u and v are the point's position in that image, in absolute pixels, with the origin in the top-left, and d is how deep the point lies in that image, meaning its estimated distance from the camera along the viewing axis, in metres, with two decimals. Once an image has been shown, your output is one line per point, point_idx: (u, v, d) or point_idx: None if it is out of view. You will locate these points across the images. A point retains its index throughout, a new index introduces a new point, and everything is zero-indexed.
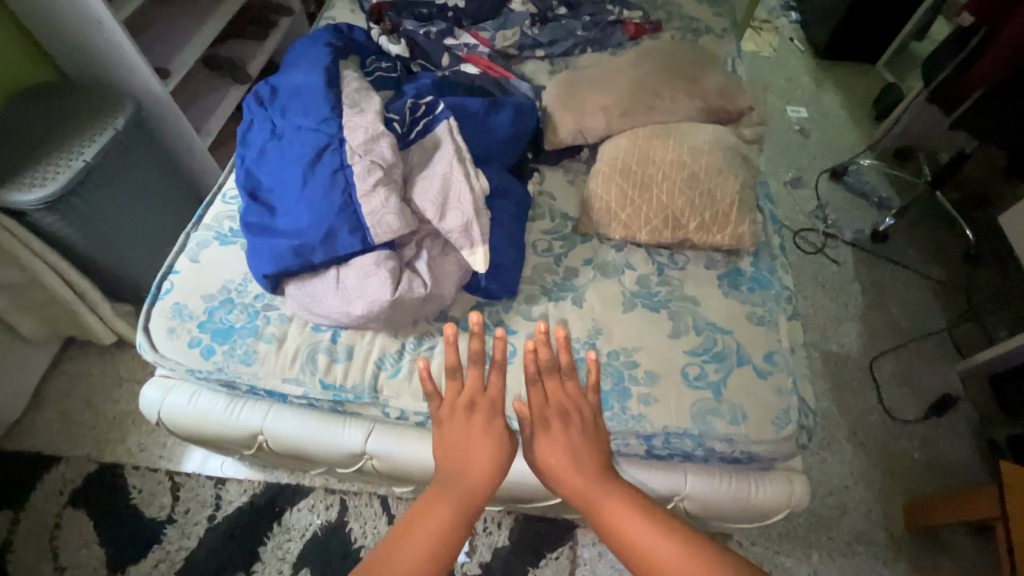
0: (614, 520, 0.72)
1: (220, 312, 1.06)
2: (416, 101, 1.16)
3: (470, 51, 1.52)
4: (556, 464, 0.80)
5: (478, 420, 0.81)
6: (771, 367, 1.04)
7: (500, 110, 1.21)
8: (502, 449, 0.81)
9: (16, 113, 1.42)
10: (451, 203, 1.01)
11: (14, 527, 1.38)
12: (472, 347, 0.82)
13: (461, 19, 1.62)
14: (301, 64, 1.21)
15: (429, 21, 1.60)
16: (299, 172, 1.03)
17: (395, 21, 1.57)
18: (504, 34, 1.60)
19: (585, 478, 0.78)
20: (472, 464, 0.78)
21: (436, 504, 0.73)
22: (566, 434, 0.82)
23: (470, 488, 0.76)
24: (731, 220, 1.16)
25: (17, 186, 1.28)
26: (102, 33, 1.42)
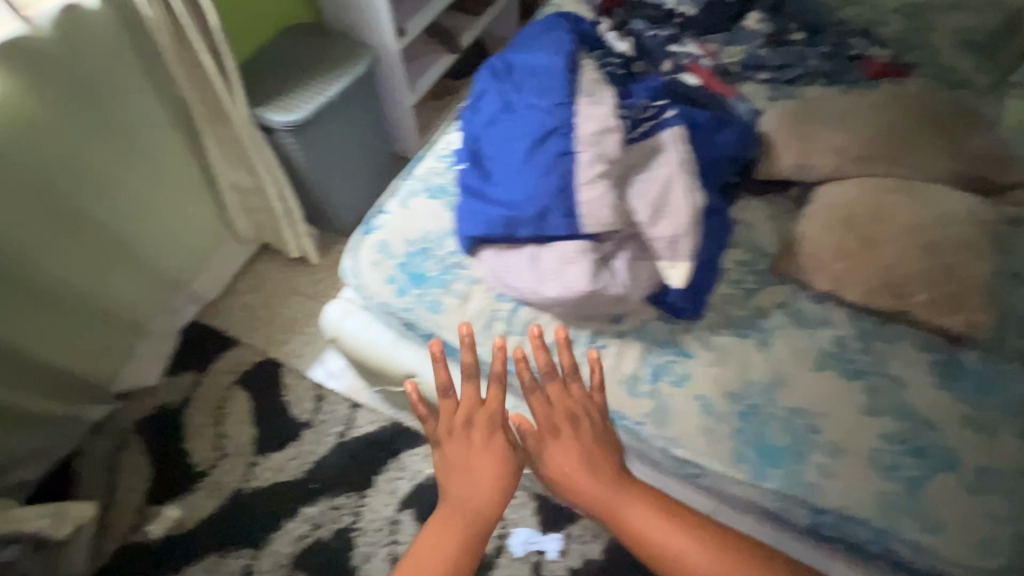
0: (626, 514, 0.89)
1: (418, 258, 1.14)
2: (644, 103, 1.14)
3: (694, 61, 1.47)
4: (569, 472, 0.91)
5: (478, 437, 0.93)
6: (985, 485, 0.89)
7: (725, 127, 1.16)
8: (506, 460, 0.93)
9: (280, 45, 1.63)
10: (665, 210, 0.98)
11: (196, 387, 1.63)
12: (465, 363, 0.94)
13: (688, 28, 1.57)
14: (540, 46, 1.25)
15: (655, 23, 1.56)
16: (524, 148, 1.07)
17: (621, 18, 1.55)
18: (732, 52, 1.52)
19: (598, 484, 0.90)
20: (479, 482, 0.91)
21: (456, 531, 0.88)
22: (568, 441, 0.93)
23: (479, 512, 0.90)
24: (969, 305, 1.01)
25: (273, 108, 1.48)
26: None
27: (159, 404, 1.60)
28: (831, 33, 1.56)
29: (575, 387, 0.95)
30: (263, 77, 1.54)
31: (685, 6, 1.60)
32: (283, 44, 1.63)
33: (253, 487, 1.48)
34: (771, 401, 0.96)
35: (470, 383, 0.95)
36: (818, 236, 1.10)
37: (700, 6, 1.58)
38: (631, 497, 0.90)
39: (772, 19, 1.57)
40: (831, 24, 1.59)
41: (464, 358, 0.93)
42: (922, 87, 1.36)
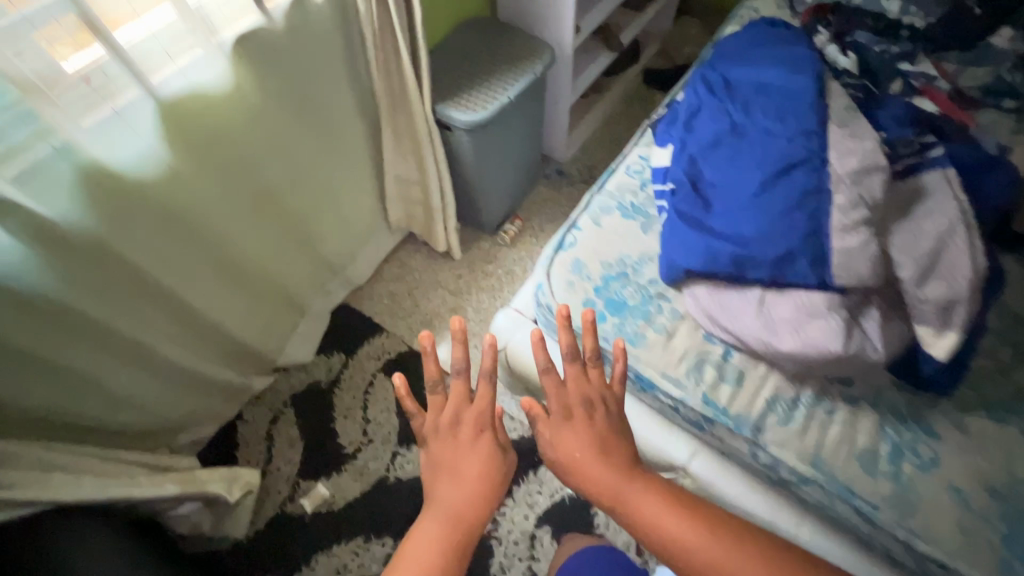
0: (635, 504, 0.78)
1: (616, 283, 1.08)
2: (899, 139, 1.00)
3: (929, 82, 1.27)
4: (580, 458, 0.80)
5: (466, 435, 0.85)
6: None
7: (995, 169, 1.00)
8: (494, 459, 0.84)
9: (457, 37, 1.59)
10: (937, 270, 0.85)
11: (344, 369, 1.68)
12: (458, 355, 0.87)
13: (918, 41, 1.37)
14: (765, 62, 1.14)
15: (879, 36, 1.38)
16: (759, 179, 0.96)
17: (840, 28, 1.38)
18: (975, 74, 1.31)
19: (610, 473, 0.79)
20: (465, 478, 0.81)
21: (440, 530, 0.77)
22: (576, 426, 0.83)
23: (466, 512, 0.79)
24: None
25: (456, 106, 1.45)
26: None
27: (312, 381, 1.67)
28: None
29: (594, 374, 0.85)
30: (443, 71, 1.52)
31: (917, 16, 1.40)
32: (463, 40, 1.58)
33: (397, 477, 1.52)
34: None
35: (461, 376, 0.88)
36: None
37: (937, 19, 1.38)
38: (641, 488, 0.79)
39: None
40: None
41: (455, 347, 0.86)
42: None
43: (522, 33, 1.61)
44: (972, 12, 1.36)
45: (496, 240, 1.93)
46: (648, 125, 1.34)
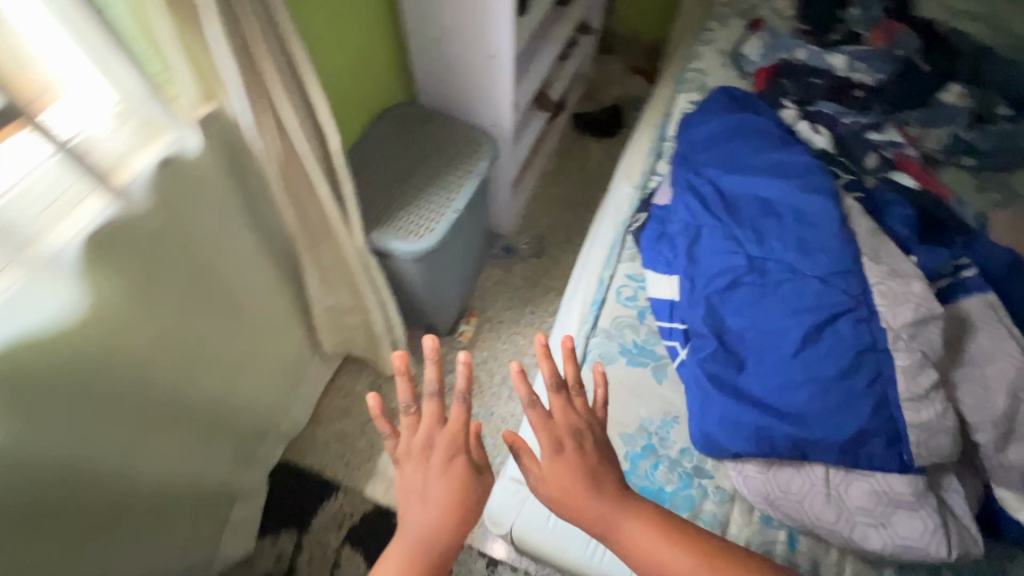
0: (615, 527, 0.74)
1: (645, 463, 0.89)
2: (925, 256, 0.89)
3: (900, 152, 1.21)
4: (570, 495, 0.74)
5: (437, 460, 0.75)
6: None
7: (1010, 273, 0.94)
8: (467, 486, 0.75)
9: (376, 136, 1.30)
10: (1017, 430, 0.75)
11: (298, 551, 1.36)
12: (432, 379, 0.76)
13: (875, 104, 1.30)
14: (759, 166, 1.00)
15: (839, 101, 1.30)
16: (800, 332, 0.81)
17: (800, 97, 1.28)
18: (935, 136, 1.27)
19: (600, 507, 0.74)
20: (434, 508, 0.73)
21: (410, 557, 0.71)
22: (565, 460, 0.75)
23: (438, 538, 0.72)
24: None
25: (395, 231, 1.19)
26: (503, 70, 1.25)
27: None
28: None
29: (583, 402, 0.79)
30: (368, 185, 1.24)
31: (867, 77, 1.34)
32: (384, 137, 1.31)
33: None
34: None
35: (433, 398, 0.78)
36: None
37: (886, 79, 1.33)
38: (623, 512, 0.74)
39: (972, 93, 1.33)
40: None
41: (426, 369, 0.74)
42: None
43: (455, 123, 1.36)
44: (917, 71, 1.33)
45: (454, 342, 1.67)
46: (627, 231, 1.16)
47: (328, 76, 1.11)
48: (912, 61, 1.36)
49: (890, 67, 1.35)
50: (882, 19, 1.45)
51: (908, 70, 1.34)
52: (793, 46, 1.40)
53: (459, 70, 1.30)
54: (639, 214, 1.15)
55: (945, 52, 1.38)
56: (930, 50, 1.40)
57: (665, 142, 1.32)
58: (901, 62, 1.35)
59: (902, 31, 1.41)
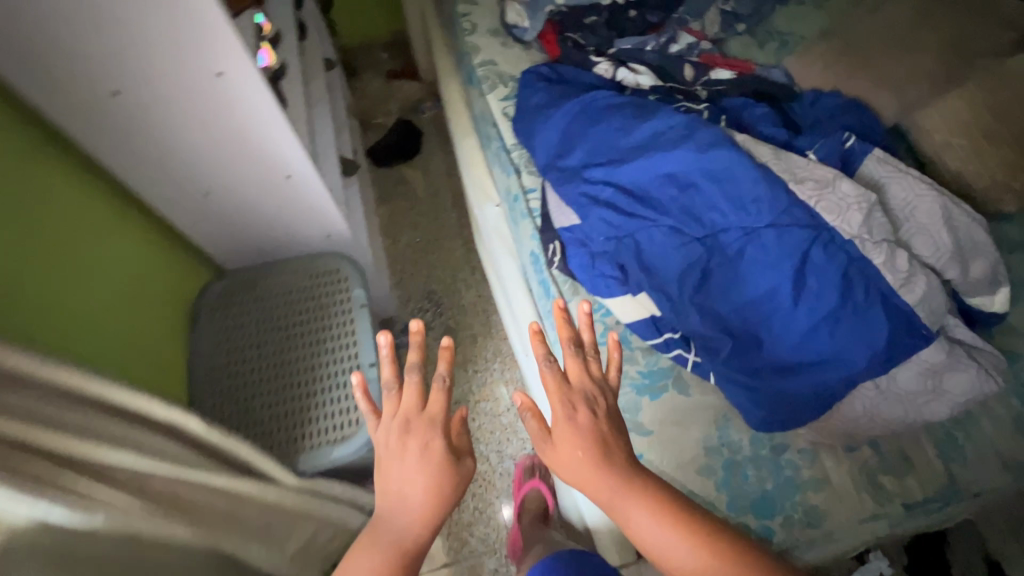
0: (629, 518, 0.61)
1: (736, 479, 0.85)
2: (815, 147, 0.93)
3: (701, 53, 1.24)
4: (583, 475, 0.64)
5: (414, 445, 0.62)
6: None
7: (854, 114, 1.04)
8: (445, 484, 0.61)
9: (215, 347, 1.03)
10: (966, 250, 0.84)
11: None
12: (413, 361, 0.65)
13: (651, 18, 1.32)
14: (637, 144, 0.94)
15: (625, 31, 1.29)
16: (790, 286, 0.80)
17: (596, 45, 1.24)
18: (706, 21, 1.34)
19: (613, 492, 0.63)
20: (409, 499, 0.60)
21: (372, 556, 0.58)
22: (577, 431, 0.65)
23: (407, 533, 0.59)
24: None
25: (324, 439, 0.96)
26: (311, 209, 1.05)
27: None
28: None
29: (595, 362, 0.70)
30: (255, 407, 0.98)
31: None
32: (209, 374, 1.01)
33: None
34: None
35: (410, 374, 0.65)
36: (975, 161, 1.06)
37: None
38: (635, 495, 0.62)
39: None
40: None
41: (407, 349, 0.66)
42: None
43: (287, 278, 1.11)
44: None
45: None
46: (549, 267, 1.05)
47: (114, 380, 0.82)
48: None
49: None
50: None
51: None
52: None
53: (248, 212, 1.02)
54: (550, 244, 1.04)
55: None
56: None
57: (513, 153, 1.20)
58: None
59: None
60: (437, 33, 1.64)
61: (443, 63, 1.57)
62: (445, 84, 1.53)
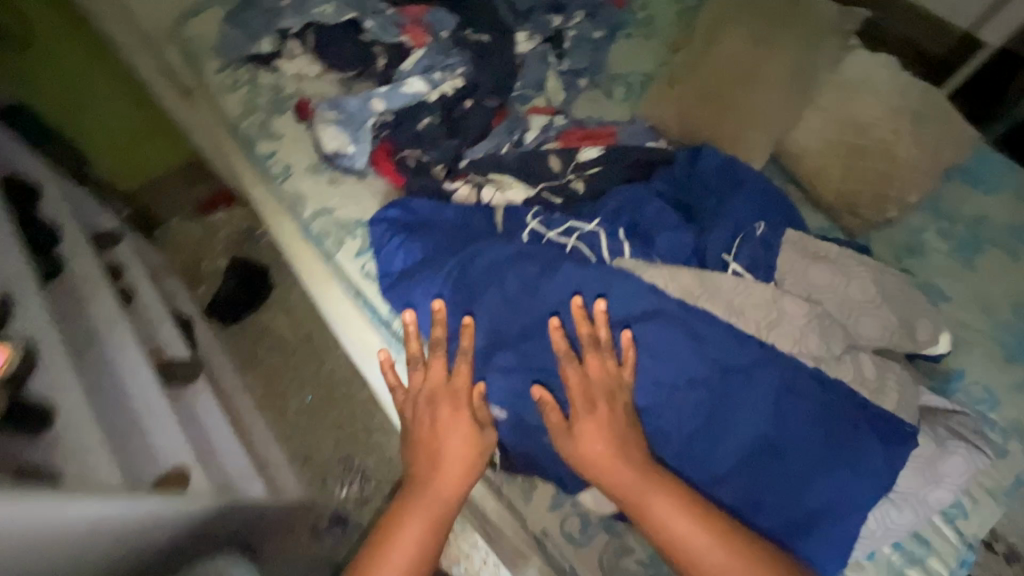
0: (647, 502, 0.66)
1: None
2: (733, 249, 0.82)
3: (561, 133, 1.10)
4: (601, 459, 0.69)
5: (444, 414, 0.77)
6: None
7: (738, 171, 0.97)
8: (474, 450, 0.77)
9: None
10: (905, 314, 0.80)
11: None
12: (437, 336, 0.81)
13: (492, 100, 1.13)
14: (547, 309, 0.78)
15: (469, 125, 1.09)
16: (775, 435, 0.69)
17: (445, 160, 1.03)
18: (551, 84, 1.18)
19: (632, 475, 0.67)
20: (445, 459, 0.76)
21: (421, 518, 0.73)
22: (601, 416, 0.70)
23: (444, 486, 0.75)
24: (957, 127, 1.11)
25: None
26: (141, 536, 0.80)
27: None
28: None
29: (612, 357, 0.72)
30: None
31: (456, 80, 1.14)
32: None
33: None
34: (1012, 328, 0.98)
35: (437, 352, 0.81)
36: (849, 180, 1.08)
37: (472, 65, 1.15)
38: (651, 478, 0.67)
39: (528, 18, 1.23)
40: None
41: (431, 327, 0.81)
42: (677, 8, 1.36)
43: None
44: (483, 38, 1.16)
45: None
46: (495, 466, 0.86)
47: None
48: (464, 33, 1.18)
49: (458, 55, 1.16)
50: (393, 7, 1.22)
51: (474, 44, 1.16)
52: (368, 106, 1.10)
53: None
54: None
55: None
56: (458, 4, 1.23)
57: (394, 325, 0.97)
58: (459, 41, 1.17)
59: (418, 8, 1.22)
60: (233, 153, 1.21)
61: (257, 193, 1.16)
62: (273, 223, 1.14)
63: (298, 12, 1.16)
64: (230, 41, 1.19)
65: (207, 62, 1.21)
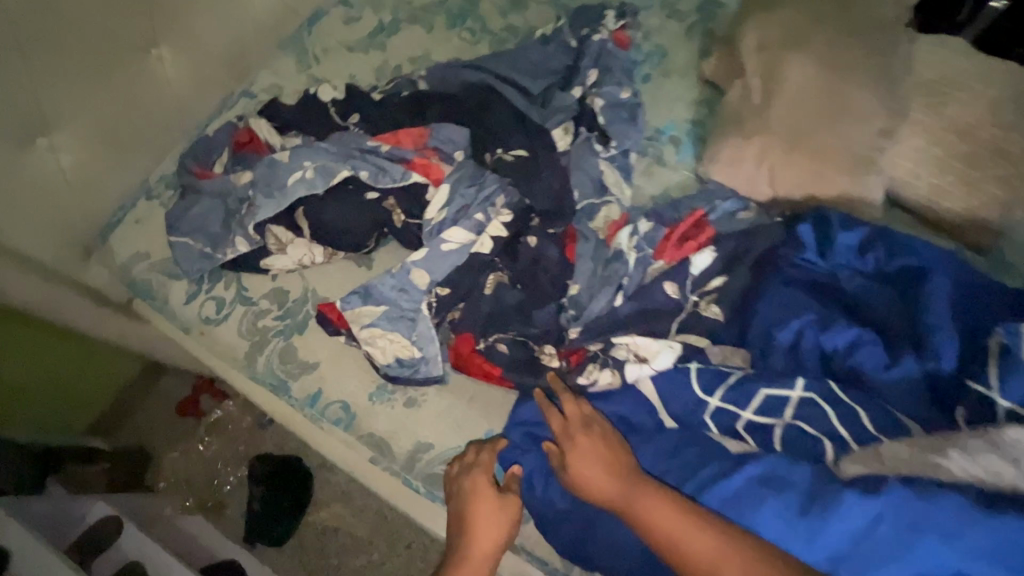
0: (638, 508, 0.61)
1: None
2: (994, 378, 0.64)
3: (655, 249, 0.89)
4: (590, 475, 0.66)
5: (459, 485, 0.73)
6: None
7: (895, 243, 0.80)
8: (496, 522, 0.70)
9: None
10: None
11: None
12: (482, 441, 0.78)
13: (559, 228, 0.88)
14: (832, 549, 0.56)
15: (550, 269, 0.85)
16: None
17: (550, 338, 0.82)
18: (612, 179, 0.95)
19: (618, 482, 0.64)
20: (466, 525, 0.70)
21: None
22: (588, 437, 0.69)
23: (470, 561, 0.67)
24: None
25: None
26: None
27: None
28: (571, 52, 1.07)
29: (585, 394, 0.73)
30: None
31: (505, 216, 0.88)
32: None
33: None
34: None
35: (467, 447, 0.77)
36: (972, 194, 0.94)
37: (516, 192, 0.90)
38: (642, 490, 0.62)
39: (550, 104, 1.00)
40: None
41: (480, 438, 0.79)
42: (689, 36, 1.17)
43: None
44: (522, 152, 0.91)
45: None
46: None
47: None
48: (491, 152, 0.92)
49: (493, 183, 0.91)
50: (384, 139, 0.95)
51: (511, 163, 0.91)
52: (411, 283, 0.85)
53: None
54: None
55: (469, 98, 0.97)
56: (461, 108, 0.96)
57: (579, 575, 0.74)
58: (489, 165, 0.92)
59: (416, 129, 0.95)
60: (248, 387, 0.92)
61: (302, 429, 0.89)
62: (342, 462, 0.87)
63: (274, 190, 0.87)
64: (191, 252, 0.88)
65: (164, 287, 0.89)
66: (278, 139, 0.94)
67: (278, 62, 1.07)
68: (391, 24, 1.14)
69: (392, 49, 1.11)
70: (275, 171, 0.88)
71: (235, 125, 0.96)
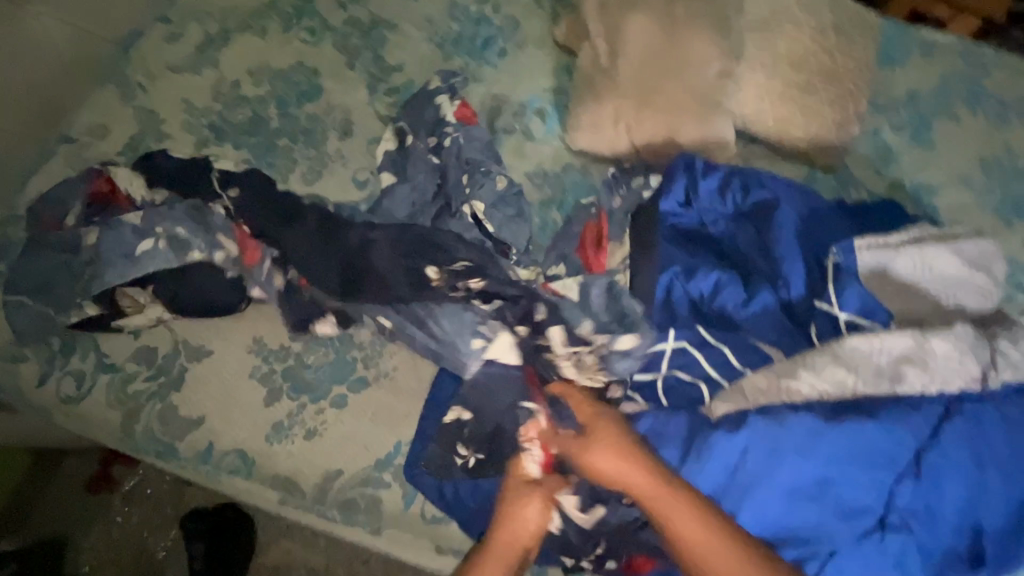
0: (657, 502, 0.60)
1: None
2: (832, 295, 0.71)
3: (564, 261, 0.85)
4: (624, 465, 0.63)
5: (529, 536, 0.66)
6: (994, 55, 1.11)
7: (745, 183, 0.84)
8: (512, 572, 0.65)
9: None
10: (988, 263, 0.75)
11: None
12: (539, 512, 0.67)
13: (549, 381, 0.74)
14: (710, 480, 0.61)
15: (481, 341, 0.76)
16: (989, 478, 0.62)
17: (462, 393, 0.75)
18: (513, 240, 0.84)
19: (646, 475, 0.61)
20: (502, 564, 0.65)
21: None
22: (605, 428, 0.66)
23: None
24: (866, 18, 1.05)
25: None
26: None
27: None
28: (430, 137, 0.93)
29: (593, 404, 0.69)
30: None
31: (505, 332, 0.76)
32: None
33: None
34: (993, 192, 1.00)
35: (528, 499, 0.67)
36: (812, 120, 1.00)
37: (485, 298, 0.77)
38: (651, 475, 0.61)
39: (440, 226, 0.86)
40: (387, 44, 1.08)
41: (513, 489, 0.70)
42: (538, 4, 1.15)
43: None
44: (467, 262, 0.80)
45: None
46: None
47: None
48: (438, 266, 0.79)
49: (446, 316, 0.77)
50: (232, 241, 0.84)
51: (462, 274, 0.79)
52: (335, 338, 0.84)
53: None
54: None
55: None
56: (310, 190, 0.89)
57: None
58: (434, 284, 0.79)
59: (306, 251, 0.82)
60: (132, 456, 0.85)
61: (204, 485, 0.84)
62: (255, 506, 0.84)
63: (150, 260, 0.81)
64: (32, 313, 0.82)
65: (11, 371, 0.81)
66: (143, 194, 0.87)
67: (98, 101, 0.99)
68: (219, 35, 1.05)
69: (224, 64, 1.03)
70: (117, 229, 0.82)
71: (91, 172, 0.87)
